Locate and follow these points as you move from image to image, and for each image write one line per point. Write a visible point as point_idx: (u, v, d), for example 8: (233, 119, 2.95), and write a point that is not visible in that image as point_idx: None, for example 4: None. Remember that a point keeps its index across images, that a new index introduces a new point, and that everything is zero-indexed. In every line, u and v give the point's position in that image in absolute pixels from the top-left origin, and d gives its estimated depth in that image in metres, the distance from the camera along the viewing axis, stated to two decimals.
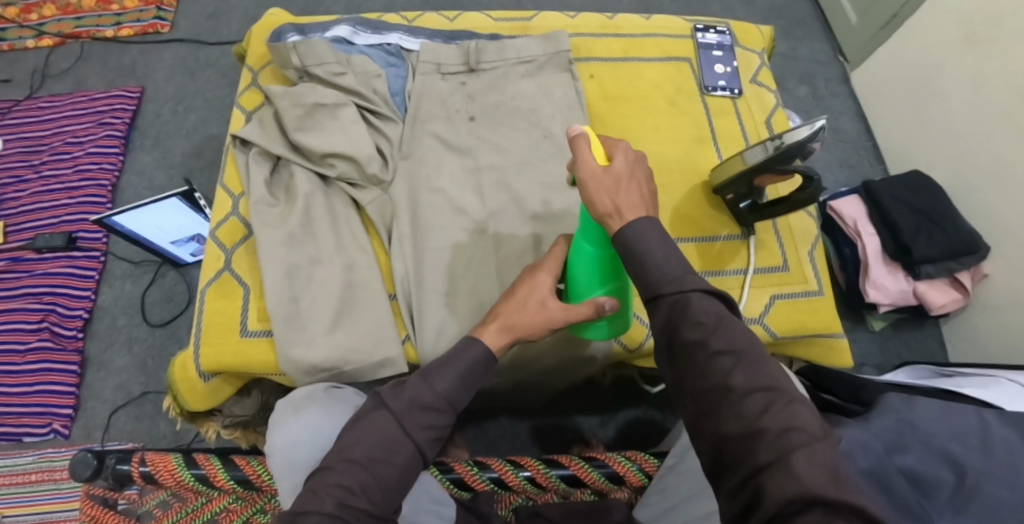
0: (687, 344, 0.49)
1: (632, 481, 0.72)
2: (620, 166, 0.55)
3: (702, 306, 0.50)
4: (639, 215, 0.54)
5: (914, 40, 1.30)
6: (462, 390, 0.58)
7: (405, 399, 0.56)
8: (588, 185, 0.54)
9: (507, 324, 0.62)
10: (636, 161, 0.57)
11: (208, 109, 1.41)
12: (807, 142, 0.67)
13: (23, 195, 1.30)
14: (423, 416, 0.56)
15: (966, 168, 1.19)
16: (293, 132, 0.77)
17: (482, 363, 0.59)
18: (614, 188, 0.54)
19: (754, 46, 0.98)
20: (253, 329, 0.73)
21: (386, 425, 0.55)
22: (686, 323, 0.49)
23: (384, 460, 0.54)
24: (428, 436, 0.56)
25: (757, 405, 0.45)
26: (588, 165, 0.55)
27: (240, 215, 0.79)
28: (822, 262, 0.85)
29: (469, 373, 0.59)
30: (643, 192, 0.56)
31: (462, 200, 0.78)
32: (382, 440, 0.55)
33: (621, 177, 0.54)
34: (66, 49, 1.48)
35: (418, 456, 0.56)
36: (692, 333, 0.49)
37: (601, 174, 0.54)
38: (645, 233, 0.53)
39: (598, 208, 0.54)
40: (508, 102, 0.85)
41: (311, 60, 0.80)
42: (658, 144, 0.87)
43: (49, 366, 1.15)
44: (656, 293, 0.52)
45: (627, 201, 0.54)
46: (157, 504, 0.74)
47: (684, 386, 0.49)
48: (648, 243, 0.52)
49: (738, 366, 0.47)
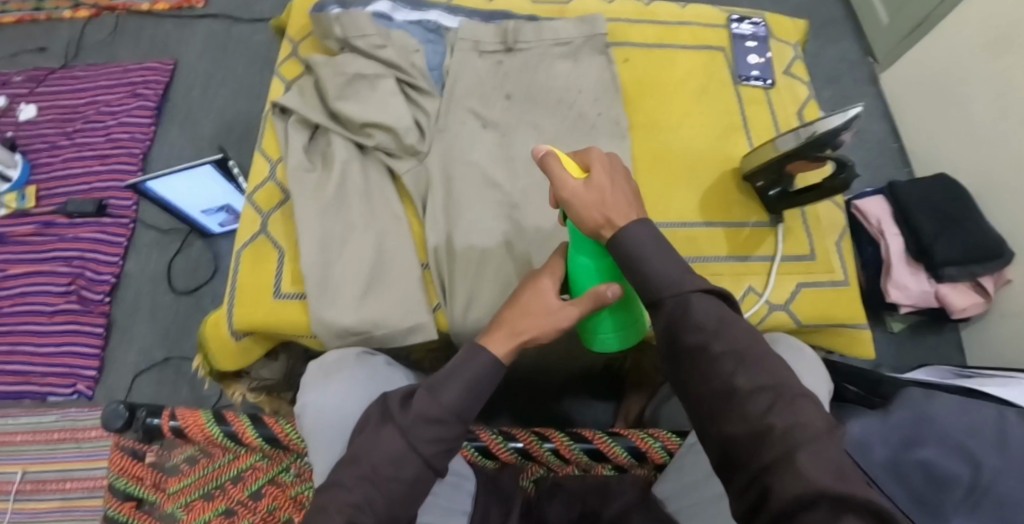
0: (689, 348, 0.50)
1: (653, 459, 0.73)
2: (598, 175, 0.54)
3: (702, 306, 0.50)
4: (631, 220, 0.53)
5: (944, 42, 1.30)
6: (470, 401, 0.55)
7: (410, 413, 0.53)
8: (574, 202, 0.54)
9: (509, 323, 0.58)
10: (612, 163, 0.56)
11: (238, 85, 1.42)
12: (840, 132, 0.68)
13: (55, 161, 1.33)
14: (428, 429, 0.53)
15: (992, 172, 1.19)
16: (333, 101, 0.78)
17: (490, 373, 0.55)
18: (600, 201, 0.54)
19: (788, 38, 0.98)
20: (286, 291, 0.74)
21: (391, 440, 0.53)
22: (685, 327, 0.50)
23: (390, 473, 0.52)
24: (434, 448, 0.53)
25: (762, 403, 0.46)
26: (567, 182, 0.54)
27: (277, 180, 0.80)
28: (849, 253, 0.85)
29: (477, 384, 0.55)
30: (631, 196, 0.55)
31: (494, 174, 0.79)
32: (387, 454, 0.53)
33: (604, 188, 0.54)
34: (101, 21, 1.51)
35: (426, 471, 0.53)
36: (694, 337, 0.49)
37: (583, 190, 0.54)
38: (643, 239, 0.52)
39: (589, 223, 0.54)
40: (542, 81, 0.86)
41: (352, 32, 0.82)
42: (690, 129, 0.88)
43: (75, 328, 1.18)
44: (653, 293, 0.52)
45: (616, 209, 0.54)
46: (184, 458, 0.76)
47: (687, 389, 0.50)
48: (645, 249, 0.52)
49: (741, 367, 0.47)
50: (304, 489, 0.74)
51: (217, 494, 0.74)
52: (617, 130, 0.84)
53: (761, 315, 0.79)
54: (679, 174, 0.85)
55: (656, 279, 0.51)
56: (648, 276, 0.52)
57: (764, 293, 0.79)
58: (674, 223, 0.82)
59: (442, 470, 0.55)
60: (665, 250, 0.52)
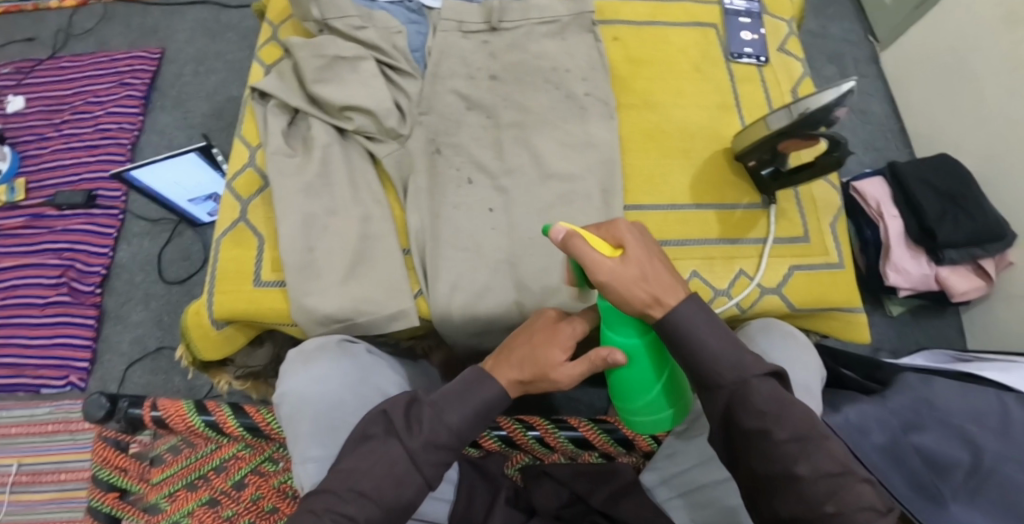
0: (749, 432, 0.49)
1: (641, 445, 0.70)
2: (635, 252, 0.50)
3: (765, 392, 0.49)
4: (678, 296, 0.51)
5: (949, 20, 1.26)
6: (474, 426, 0.54)
7: (421, 437, 0.52)
8: (616, 286, 0.49)
9: (513, 360, 0.56)
10: (642, 235, 0.52)
11: (228, 72, 1.41)
12: (832, 106, 0.67)
13: (44, 152, 1.31)
14: (435, 453, 0.52)
15: (997, 153, 1.16)
16: (312, 84, 0.76)
17: (496, 403, 0.54)
18: (645, 279, 0.50)
19: (783, 13, 0.95)
20: (266, 279, 0.73)
21: (396, 460, 0.51)
22: (746, 411, 0.49)
23: (389, 492, 0.50)
24: (438, 471, 0.53)
25: (825, 489, 0.46)
26: (603, 264, 0.49)
27: (256, 166, 0.78)
28: (843, 233, 0.83)
29: (484, 412, 0.54)
30: (668, 266, 0.52)
31: (480, 156, 0.78)
32: (391, 473, 0.51)
33: (645, 265, 0.50)
34: (88, 10, 1.49)
35: (425, 490, 0.52)
36: (755, 424, 0.48)
37: (623, 269, 0.49)
38: (695, 316, 0.51)
39: (635, 303, 0.50)
40: (528, 61, 0.83)
41: (331, 13, 0.79)
42: (680, 108, 0.86)
43: (67, 320, 1.17)
44: (703, 373, 0.51)
45: (660, 287, 0.51)
46: (168, 448, 0.76)
47: (740, 465, 0.51)
48: (699, 328, 0.51)
49: (804, 455, 0.47)
50: (287, 478, 0.72)
51: (201, 484, 0.73)
52: (607, 110, 0.81)
53: (752, 298, 0.76)
54: (671, 154, 0.83)
55: (708, 355, 0.50)
56: (696, 355, 0.51)
57: (755, 276, 0.77)
58: (662, 205, 0.79)
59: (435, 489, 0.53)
60: (720, 339, 0.51)
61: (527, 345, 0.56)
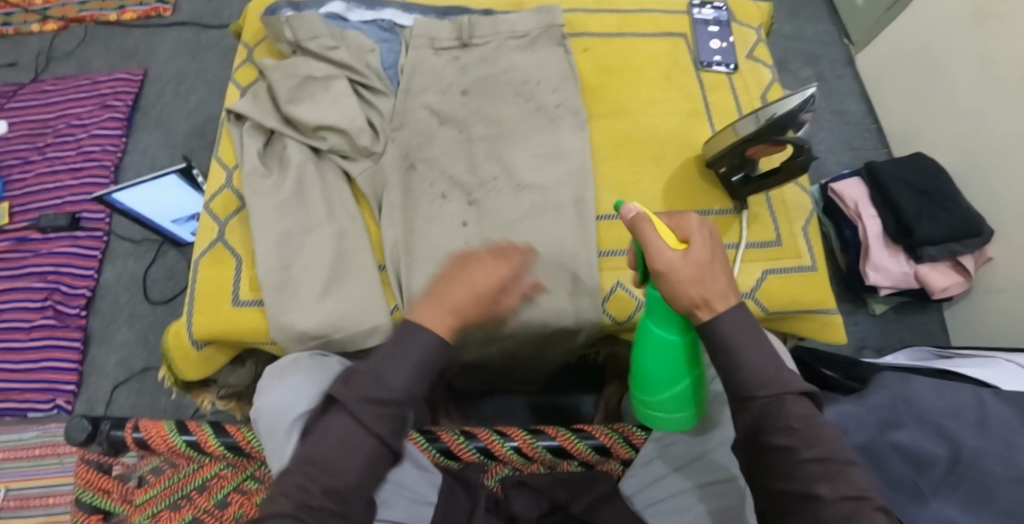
0: (774, 448, 0.47)
1: (619, 454, 0.70)
2: (699, 251, 0.50)
3: (795, 409, 0.48)
4: (729, 304, 0.50)
5: (920, 20, 1.28)
6: (421, 379, 0.51)
7: (359, 393, 0.50)
8: (672, 278, 0.49)
9: (454, 305, 0.53)
10: (712, 236, 0.52)
11: (209, 91, 1.42)
12: (798, 111, 0.69)
13: (27, 176, 1.32)
14: (380, 408, 0.50)
15: (970, 149, 1.17)
16: (285, 105, 0.78)
17: (437, 351, 0.52)
18: (701, 278, 0.49)
19: (751, 21, 0.96)
20: (244, 298, 0.74)
21: (342, 424, 0.50)
22: (773, 428, 0.47)
23: (343, 459, 0.49)
24: (390, 428, 0.50)
25: (843, 512, 0.44)
26: (664, 253, 0.49)
27: (233, 187, 0.79)
28: (815, 235, 0.84)
29: (429, 364, 0.52)
30: (727, 273, 0.51)
31: (453, 171, 0.79)
32: (340, 438, 0.49)
33: (705, 264, 0.49)
34: (70, 33, 1.50)
35: (383, 449, 0.50)
36: (781, 440, 0.47)
37: (681, 263, 0.49)
38: (739, 325, 0.50)
39: (685, 300, 0.50)
40: (499, 75, 0.84)
41: (303, 33, 0.81)
42: (652, 116, 0.87)
43: (53, 342, 1.17)
44: (734, 379, 0.49)
45: (715, 290, 0.49)
46: (150, 470, 0.76)
47: (758, 481, 0.49)
48: (740, 339, 0.49)
49: (826, 476, 0.45)
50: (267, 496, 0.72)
51: (183, 504, 0.72)
52: (577, 121, 0.83)
53: None
54: (642, 163, 0.84)
55: (744, 365, 0.49)
56: (733, 363, 0.49)
57: None
58: None
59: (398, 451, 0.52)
60: (761, 359, 0.49)
61: (469, 294, 0.53)
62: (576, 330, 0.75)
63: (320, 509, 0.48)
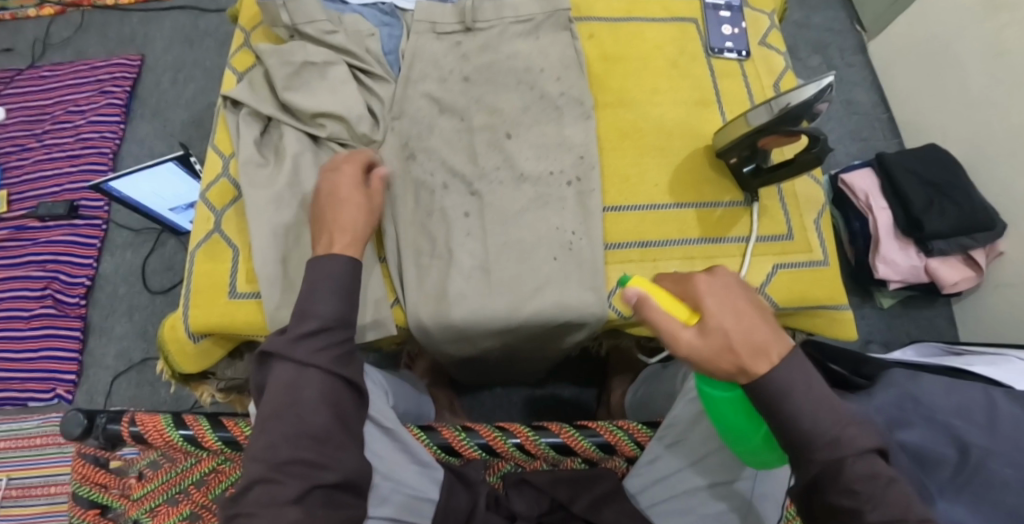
0: (837, 509, 0.44)
1: (623, 451, 0.69)
2: (713, 320, 0.47)
3: (858, 470, 0.43)
4: (771, 362, 0.46)
5: (933, 7, 1.24)
6: (349, 304, 0.57)
7: (290, 335, 0.54)
8: (698, 360, 0.48)
9: (337, 225, 0.62)
10: (726, 292, 0.49)
11: (207, 78, 1.40)
12: (814, 101, 0.65)
13: (25, 163, 1.30)
14: (314, 341, 0.54)
15: (982, 140, 1.14)
16: (282, 92, 0.76)
17: (347, 272, 0.58)
18: (725, 349, 0.46)
19: (764, 7, 0.93)
20: (241, 291, 0.72)
21: (285, 370, 0.54)
22: (834, 488, 0.44)
23: (300, 405, 0.52)
24: (327, 356, 0.54)
25: None
26: (679, 337, 0.48)
27: (229, 177, 0.77)
28: (827, 229, 0.82)
29: (348, 287, 0.58)
30: (757, 328, 0.47)
31: (454, 161, 0.77)
32: (285, 383, 0.53)
33: (723, 333, 0.47)
34: (66, 18, 1.47)
35: (332, 379, 0.54)
36: (845, 502, 0.43)
37: (697, 343, 0.47)
38: (797, 381, 0.45)
39: (722, 374, 0.47)
40: (501, 60, 0.82)
41: (300, 18, 0.79)
42: (657, 103, 0.84)
43: (52, 332, 1.16)
44: (778, 390, 0.45)
45: (747, 355, 0.46)
46: (147, 464, 0.73)
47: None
48: (793, 384, 0.45)
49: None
50: None
51: (182, 498, 0.71)
52: (582, 110, 0.80)
53: None
54: (648, 152, 0.82)
55: (774, 382, 0.45)
56: (768, 381, 0.45)
57: None
58: (641, 206, 0.79)
59: (352, 377, 0.55)
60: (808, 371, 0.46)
61: (358, 213, 0.64)
62: (581, 326, 0.74)
63: (299, 467, 0.51)
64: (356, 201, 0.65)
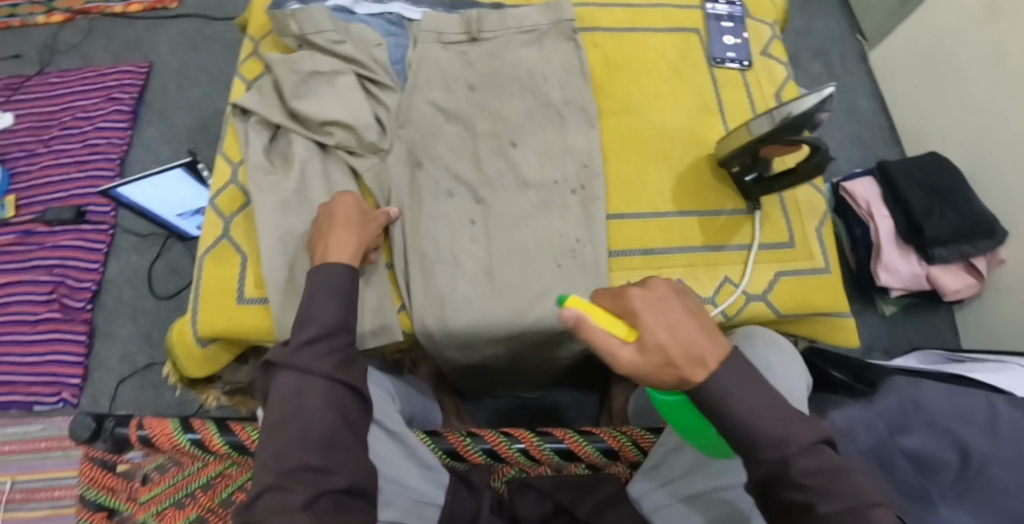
0: (791, 505, 0.44)
1: (627, 456, 0.69)
2: (650, 336, 0.46)
3: (804, 464, 0.44)
4: (714, 369, 0.45)
5: (933, 17, 1.25)
6: (347, 310, 0.58)
7: (293, 343, 0.55)
8: (641, 376, 0.47)
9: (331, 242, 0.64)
10: (661, 304, 0.47)
11: (213, 84, 1.41)
12: (815, 111, 0.66)
13: (33, 168, 1.31)
14: (314, 348, 0.55)
15: (983, 148, 1.15)
16: (290, 100, 0.77)
17: (344, 280, 0.60)
18: (667, 364, 0.45)
19: (765, 17, 0.94)
20: (249, 296, 0.73)
21: (286, 378, 0.54)
22: (786, 485, 0.44)
23: (303, 411, 0.53)
24: (328, 362, 0.55)
25: None
26: (620, 357, 0.47)
27: (238, 183, 0.78)
28: (828, 237, 0.83)
29: (346, 294, 0.59)
30: (696, 337, 0.46)
31: (459, 168, 0.77)
32: (289, 391, 0.54)
33: (663, 350, 0.45)
34: (75, 25, 1.49)
35: (336, 385, 0.55)
36: (796, 496, 0.44)
37: (638, 361, 0.46)
38: (738, 386, 0.45)
39: (667, 386, 0.47)
40: (505, 69, 0.83)
41: (309, 28, 0.80)
42: (660, 112, 0.85)
43: (58, 336, 1.17)
44: (719, 399, 0.45)
45: (689, 366, 0.45)
46: (154, 467, 0.74)
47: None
48: (731, 392, 0.45)
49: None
50: None
51: (188, 502, 0.72)
52: (586, 118, 0.81)
53: (738, 306, 0.76)
54: (651, 160, 0.83)
55: (713, 391, 0.45)
56: (710, 390, 0.45)
57: (740, 283, 0.77)
58: (644, 214, 0.79)
59: (356, 383, 0.56)
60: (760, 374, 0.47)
61: (350, 235, 0.65)
62: None
63: (306, 473, 0.52)
64: (347, 219, 0.67)
